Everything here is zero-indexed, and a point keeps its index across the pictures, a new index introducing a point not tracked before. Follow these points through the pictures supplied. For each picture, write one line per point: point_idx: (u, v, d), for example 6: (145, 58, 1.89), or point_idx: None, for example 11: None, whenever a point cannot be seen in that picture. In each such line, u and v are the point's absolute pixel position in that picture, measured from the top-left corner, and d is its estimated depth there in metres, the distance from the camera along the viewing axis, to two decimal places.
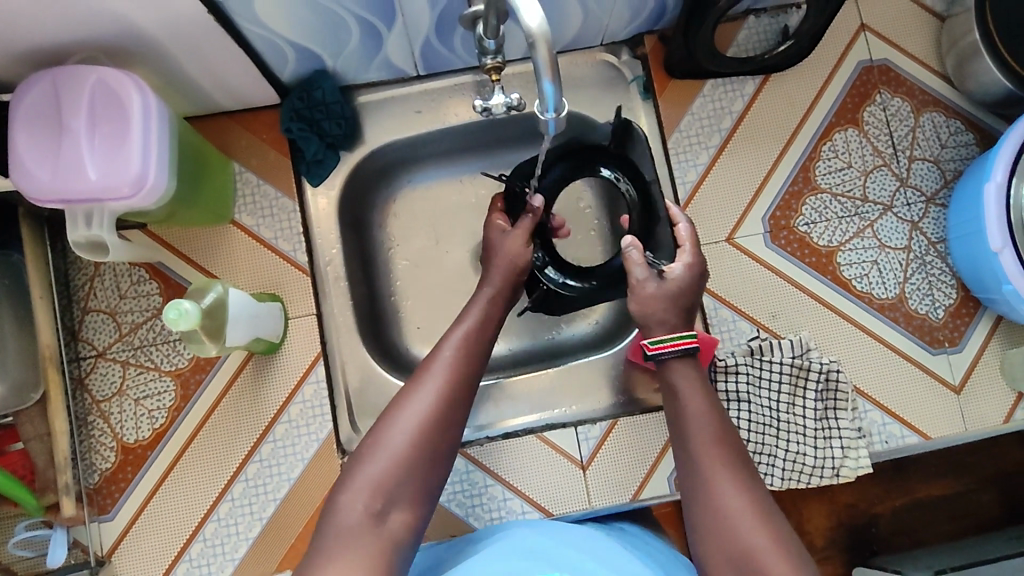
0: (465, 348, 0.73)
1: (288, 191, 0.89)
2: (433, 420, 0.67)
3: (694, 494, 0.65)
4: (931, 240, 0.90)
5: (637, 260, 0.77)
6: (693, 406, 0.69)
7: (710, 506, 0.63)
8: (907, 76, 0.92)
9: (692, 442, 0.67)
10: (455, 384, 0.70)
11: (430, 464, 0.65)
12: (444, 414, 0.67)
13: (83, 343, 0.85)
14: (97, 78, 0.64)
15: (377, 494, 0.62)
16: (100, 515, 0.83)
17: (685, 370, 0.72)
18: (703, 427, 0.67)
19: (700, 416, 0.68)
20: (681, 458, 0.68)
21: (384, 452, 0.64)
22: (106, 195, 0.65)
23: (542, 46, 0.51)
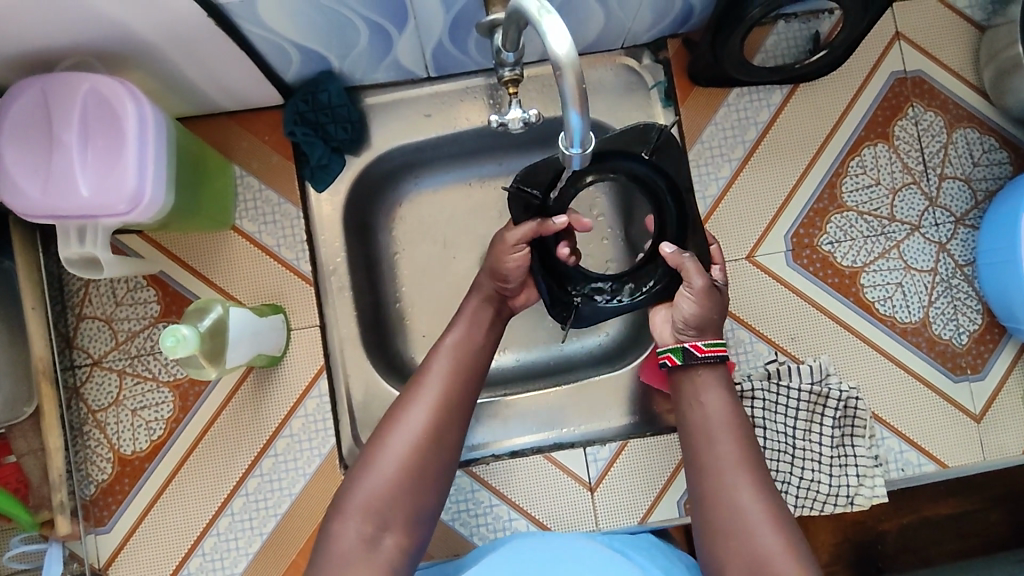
0: (458, 360, 0.70)
1: (292, 197, 0.85)
2: (426, 441, 0.66)
3: (719, 529, 0.63)
4: (958, 262, 0.87)
5: (698, 270, 0.69)
6: (716, 428, 0.67)
7: (739, 544, 0.61)
8: (941, 89, 0.88)
9: (716, 469, 0.65)
10: (449, 399, 0.68)
11: (424, 486, 0.65)
12: (437, 433, 0.66)
13: (79, 351, 0.82)
14: (90, 87, 0.61)
15: (371, 519, 0.62)
16: (97, 527, 0.81)
17: (713, 377, 0.69)
18: (731, 456, 0.65)
19: (724, 439, 0.66)
20: (702, 485, 0.65)
21: (377, 473, 0.64)
22: (100, 212, 0.62)
23: (570, 76, 0.47)
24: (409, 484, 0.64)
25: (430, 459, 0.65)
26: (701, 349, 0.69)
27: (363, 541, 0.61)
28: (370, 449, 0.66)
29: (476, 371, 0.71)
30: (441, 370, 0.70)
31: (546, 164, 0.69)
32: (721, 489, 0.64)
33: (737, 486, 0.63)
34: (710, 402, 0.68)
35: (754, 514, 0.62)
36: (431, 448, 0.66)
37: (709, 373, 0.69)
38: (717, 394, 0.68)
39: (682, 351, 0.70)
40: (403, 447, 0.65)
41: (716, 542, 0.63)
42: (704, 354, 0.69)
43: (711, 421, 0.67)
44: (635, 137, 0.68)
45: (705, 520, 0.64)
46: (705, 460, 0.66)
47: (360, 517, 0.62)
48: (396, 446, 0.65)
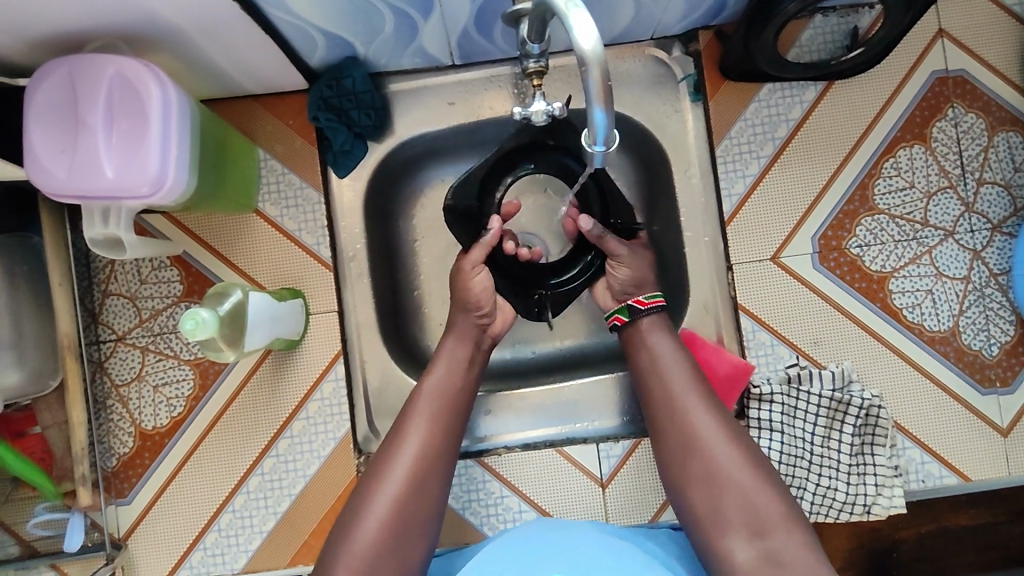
0: (441, 401, 0.71)
1: (314, 182, 0.86)
2: (418, 475, 0.67)
3: (686, 456, 0.67)
4: (992, 271, 0.84)
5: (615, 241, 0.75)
6: (670, 370, 0.72)
7: (703, 462, 0.66)
8: (984, 89, 0.85)
9: (677, 402, 0.70)
10: (433, 441, 0.69)
11: (414, 528, 0.65)
12: (427, 467, 0.67)
13: (103, 326, 0.84)
14: (115, 70, 0.61)
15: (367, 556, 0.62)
16: (118, 499, 0.83)
17: (658, 323, 0.76)
18: (686, 387, 0.70)
19: (679, 380, 0.71)
20: (662, 419, 0.70)
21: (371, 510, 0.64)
22: (123, 193, 0.63)
23: (596, 72, 0.47)
24: (402, 520, 0.65)
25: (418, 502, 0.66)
26: (642, 303, 0.76)
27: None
28: (364, 490, 0.67)
29: (463, 405, 0.73)
30: (427, 406, 0.71)
31: (466, 179, 0.76)
32: (681, 418, 0.69)
33: (697, 412, 0.69)
34: (660, 348, 0.74)
35: (717, 441, 0.67)
36: (420, 482, 0.67)
37: (653, 322, 0.75)
38: (664, 334, 0.75)
39: (628, 309, 0.76)
40: (394, 483, 0.66)
41: (682, 467, 0.67)
42: (646, 307, 0.75)
43: (667, 361, 0.72)
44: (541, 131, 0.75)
45: (671, 450, 0.69)
46: (675, 436, 0.69)
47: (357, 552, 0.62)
48: (387, 483, 0.66)
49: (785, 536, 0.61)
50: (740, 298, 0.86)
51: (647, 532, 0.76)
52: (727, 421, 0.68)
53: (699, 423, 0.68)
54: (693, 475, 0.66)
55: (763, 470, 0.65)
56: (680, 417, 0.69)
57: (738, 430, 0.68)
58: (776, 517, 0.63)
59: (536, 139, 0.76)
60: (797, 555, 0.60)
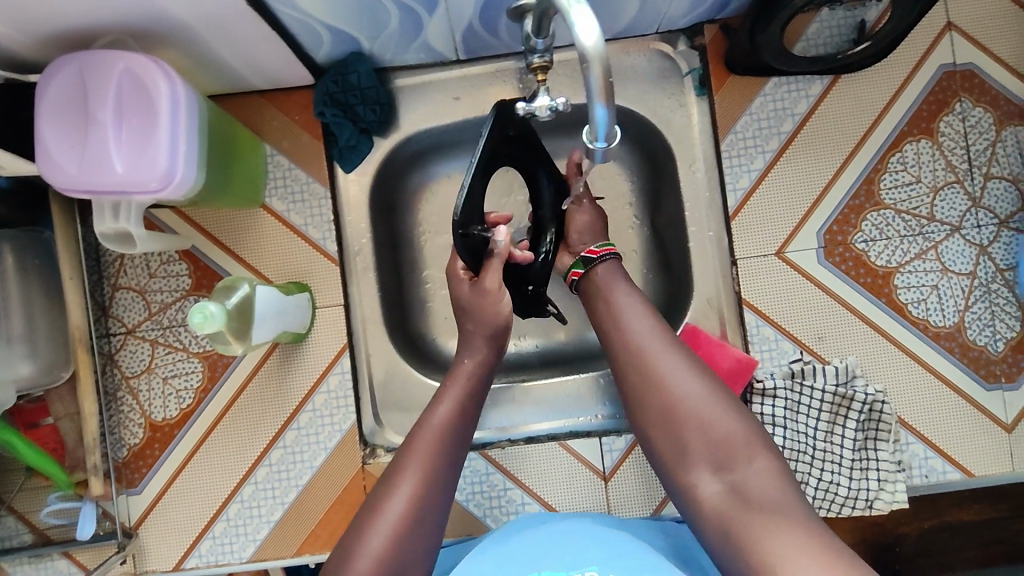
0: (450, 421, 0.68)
1: (320, 176, 0.86)
2: (422, 497, 0.63)
3: (648, 400, 0.65)
4: (999, 267, 0.84)
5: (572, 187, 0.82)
6: (629, 317, 0.70)
7: (661, 398, 0.64)
8: (992, 83, 0.84)
9: (634, 345, 0.68)
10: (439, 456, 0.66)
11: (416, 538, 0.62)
12: (429, 488, 0.64)
13: (113, 319, 0.85)
14: (124, 66, 0.62)
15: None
16: (129, 488, 0.85)
17: (612, 270, 0.76)
18: (646, 331, 0.68)
19: (639, 326, 0.69)
20: (621, 364, 0.68)
21: (375, 531, 0.61)
22: (133, 189, 0.64)
23: (597, 69, 0.47)
24: (407, 543, 0.61)
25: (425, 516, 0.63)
26: (594, 253, 0.77)
27: None
28: (372, 505, 0.64)
29: (467, 432, 0.70)
30: (434, 422, 0.68)
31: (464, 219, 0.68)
32: (640, 359, 0.67)
33: (655, 353, 0.66)
34: (619, 298, 0.72)
35: (679, 381, 0.64)
36: (422, 504, 0.63)
37: (608, 269, 0.76)
38: (621, 284, 0.74)
39: (582, 262, 0.77)
40: (401, 500, 0.63)
41: (645, 412, 0.65)
42: (601, 255, 0.76)
43: (625, 308, 0.71)
44: (501, 122, 0.69)
45: (635, 400, 0.66)
46: (637, 382, 0.66)
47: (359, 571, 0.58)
48: (393, 500, 0.63)
49: (751, 468, 0.59)
50: (744, 293, 0.86)
51: (650, 522, 0.77)
52: (692, 362, 0.66)
53: (659, 365, 0.66)
54: (656, 420, 0.64)
55: (730, 406, 0.63)
56: (640, 361, 0.67)
57: (707, 370, 0.66)
58: (744, 449, 0.60)
59: (500, 132, 0.70)
60: (765, 488, 0.58)
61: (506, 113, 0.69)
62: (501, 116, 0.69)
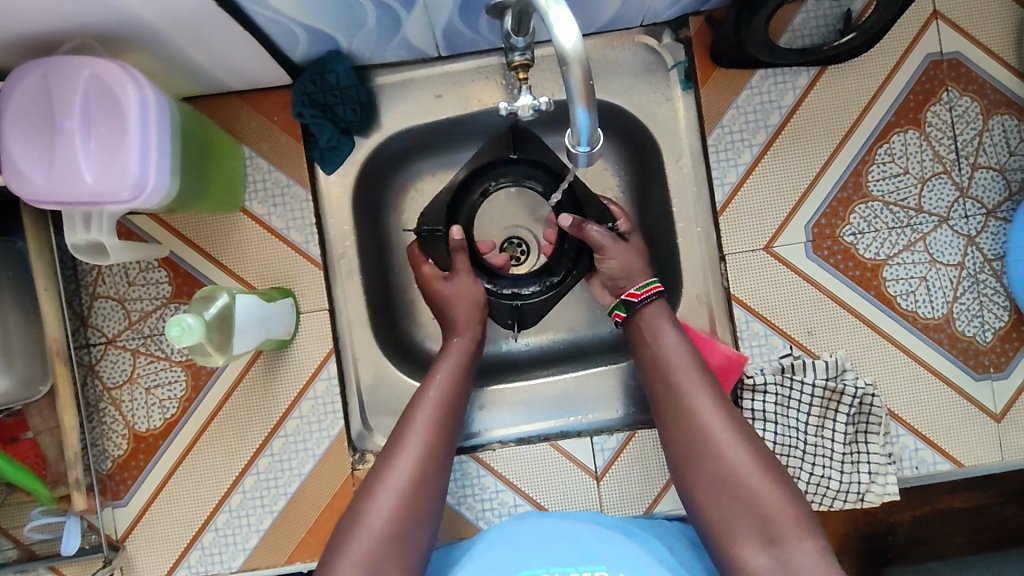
0: (447, 391, 0.73)
1: (300, 179, 0.84)
2: (424, 468, 0.67)
3: (691, 452, 0.65)
4: (987, 257, 0.83)
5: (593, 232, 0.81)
6: (679, 368, 0.70)
7: (710, 460, 0.64)
8: (979, 72, 0.83)
9: (684, 404, 0.68)
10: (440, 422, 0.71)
11: (422, 504, 0.65)
12: (431, 461, 0.67)
13: (93, 329, 0.83)
14: (91, 72, 0.60)
15: (365, 565, 0.60)
16: (115, 501, 0.83)
17: (661, 320, 0.75)
18: (698, 388, 0.68)
19: (687, 378, 0.70)
20: (672, 422, 0.68)
21: (382, 493, 0.64)
22: (104, 200, 0.62)
23: (576, 71, 0.46)
24: (412, 505, 0.65)
25: (429, 481, 0.67)
26: (635, 295, 0.77)
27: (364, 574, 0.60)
28: (378, 469, 0.67)
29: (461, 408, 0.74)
30: (436, 395, 0.72)
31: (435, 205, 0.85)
32: (692, 420, 0.67)
33: (705, 414, 0.66)
34: (669, 346, 0.72)
35: (723, 438, 0.65)
36: (422, 473, 0.66)
37: (654, 317, 0.75)
38: (670, 329, 0.74)
39: (623, 304, 0.77)
40: (407, 464, 0.67)
41: (687, 464, 0.66)
42: (641, 298, 0.76)
43: (673, 357, 0.71)
44: (504, 144, 0.84)
45: (677, 451, 0.67)
46: (688, 441, 0.66)
47: (360, 546, 0.61)
48: (399, 462, 0.66)
49: (799, 545, 0.58)
50: (733, 288, 0.85)
51: (644, 521, 0.77)
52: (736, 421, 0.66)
53: (709, 425, 0.66)
54: (703, 483, 0.64)
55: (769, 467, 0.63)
56: (685, 412, 0.68)
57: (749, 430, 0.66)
58: (778, 516, 0.60)
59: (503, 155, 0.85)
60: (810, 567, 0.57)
61: (510, 136, 0.84)
62: (505, 138, 0.84)
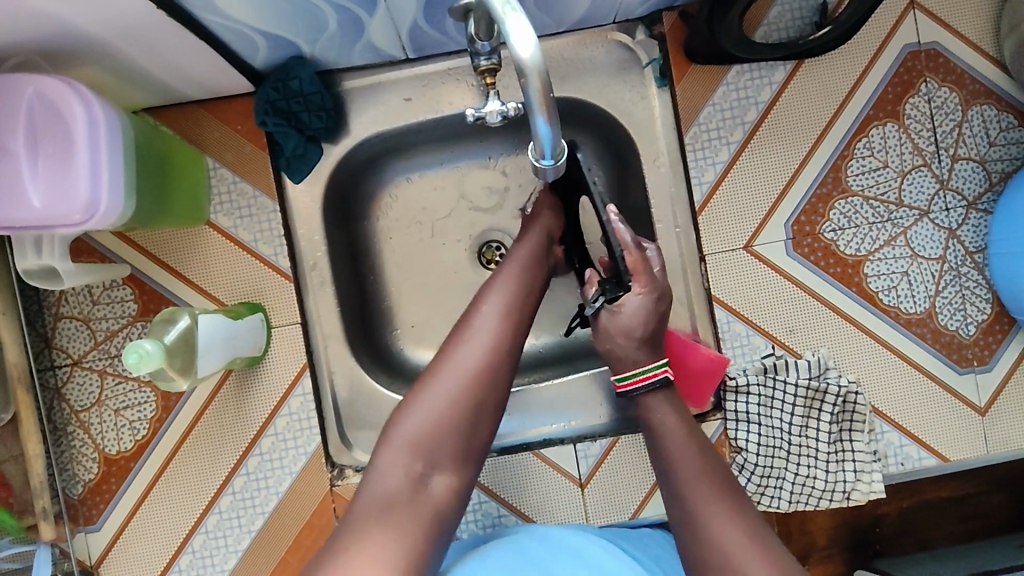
0: (523, 278, 0.69)
1: (267, 189, 0.82)
2: (495, 352, 0.62)
3: (707, 566, 0.58)
4: (968, 249, 0.82)
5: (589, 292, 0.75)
6: (684, 469, 0.63)
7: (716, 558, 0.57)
8: (957, 61, 0.82)
9: (688, 500, 0.61)
10: (515, 307, 0.66)
11: (492, 386, 0.61)
12: (502, 349, 0.63)
13: (58, 351, 0.80)
14: (35, 90, 0.57)
15: (420, 452, 0.57)
16: (87, 526, 0.81)
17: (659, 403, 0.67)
18: (701, 476, 0.62)
19: (695, 481, 0.62)
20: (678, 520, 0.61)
21: (449, 370, 0.60)
22: (54, 223, 0.59)
23: (535, 82, 0.44)
24: (485, 380, 0.60)
25: (502, 362, 0.62)
26: (620, 387, 0.70)
27: (411, 477, 0.56)
28: (447, 346, 0.63)
29: (535, 304, 0.68)
30: (506, 285, 0.67)
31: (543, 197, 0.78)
32: (698, 514, 0.60)
33: (714, 510, 0.59)
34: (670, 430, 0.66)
35: (736, 544, 0.57)
36: (491, 362, 0.61)
37: (652, 403, 0.68)
38: (677, 423, 0.66)
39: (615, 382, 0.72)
40: (480, 342, 0.62)
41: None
42: (625, 390, 0.69)
43: (679, 457, 0.64)
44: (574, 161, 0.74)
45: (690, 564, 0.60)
46: (695, 538, 0.59)
47: (415, 431, 0.58)
48: (471, 340, 0.62)
49: None
50: (713, 289, 0.84)
51: (625, 532, 0.76)
52: (749, 525, 0.59)
53: (715, 520, 0.59)
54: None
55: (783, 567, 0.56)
56: (691, 511, 0.60)
57: (767, 541, 0.58)
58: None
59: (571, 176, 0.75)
60: None
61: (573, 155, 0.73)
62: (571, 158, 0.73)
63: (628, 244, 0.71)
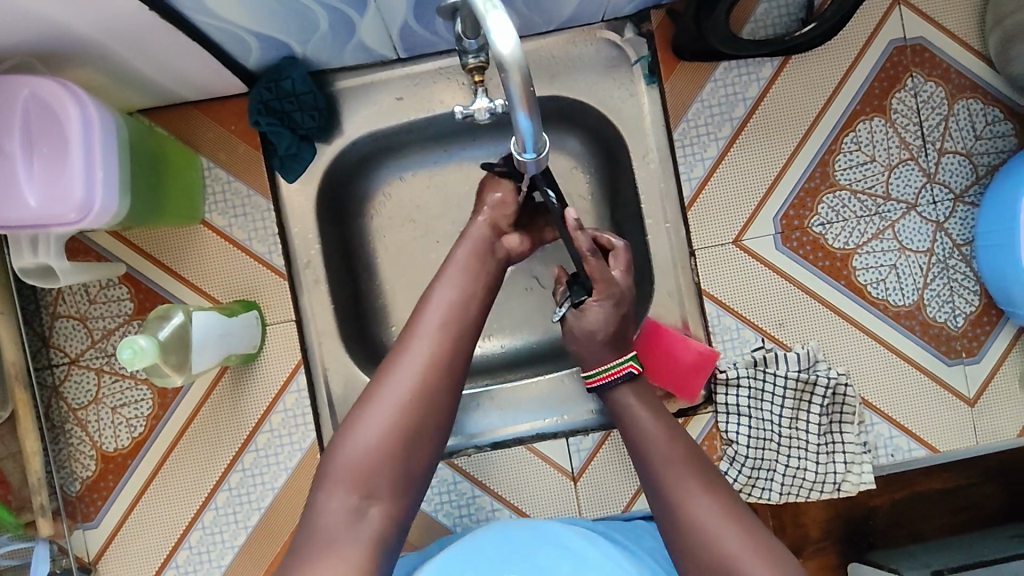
0: (462, 291, 0.67)
1: (261, 188, 0.83)
2: (429, 376, 0.61)
3: (683, 535, 0.59)
4: (955, 242, 0.83)
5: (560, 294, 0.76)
6: (656, 447, 0.65)
7: (691, 528, 0.59)
8: (943, 56, 0.83)
9: (662, 474, 0.63)
10: (453, 325, 0.65)
11: (428, 412, 0.60)
12: (438, 367, 0.62)
13: (55, 350, 0.81)
14: (30, 92, 0.58)
15: (356, 484, 0.57)
16: (85, 523, 0.82)
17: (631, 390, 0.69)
18: (673, 452, 0.64)
19: (667, 457, 0.64)
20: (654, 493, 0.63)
21: (382, 400, 0.60)
22: (50, 222, 0.60)
23: (516, 77, 0.45)
24: (421, 407, 0.60)
25: (438, 385, 0.61)
26: (590, 384, 0.71)
27: (349, 511, 0.56)
28: (383, 372, 0.62)
29: (477, 312, 0.67)
30: (443, 302, 0.66)
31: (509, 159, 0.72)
32: (672, 487, 0.62)
33: (689, 483, 0.61)
34: (640, 414, 0.68)
35: (712, 514, 0.59)
36: (427, 388, 0.61)
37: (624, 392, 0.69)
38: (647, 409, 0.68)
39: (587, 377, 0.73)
40: (413, 367, 0.61)
41: (677, 544, 0.60)
42: (594, 386, 0.71)
43: (649, 437, 0.66)
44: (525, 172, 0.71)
45: (671, 545, 0.61)
46: (670, 509, 0.61)
47: (353, 458, 0.58)
48: (404, 366, 0.61)
49: None
50: (703, 284, 0.84)
51: (618, 524, 0.77)
52: (723, 497, 0.61)
53: (690, 491, 0.61)
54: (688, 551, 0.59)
55: (758, 535, 0.58)
56: (665, 484, 0.62)
57: (742, 512, 0.60)
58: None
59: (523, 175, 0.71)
60: None
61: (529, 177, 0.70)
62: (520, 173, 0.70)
63: (585, 251, 0.70)
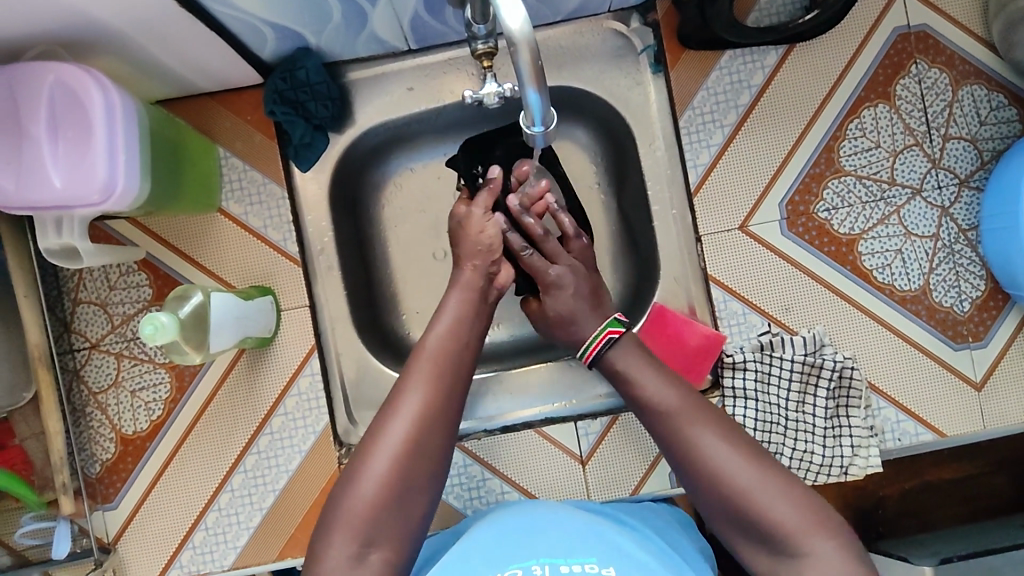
0: (451, 339, 0.68)
1: (276, 177, 0.85)
2: (424, 425, 0.61)
3: (698, 471, 0.61)
4: (961, 227, 0.84)
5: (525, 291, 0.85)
6: (659, 399, 0.66)
7: (702, 465, 0.61)
8: (947, 43, 0.84)
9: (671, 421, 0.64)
10: (443, 373, 0.65)
11: (425, 460, 0.60)
12: (434, 417, 0.62)
13: (76, 335, 0.84)
14: (55, 77, 0.60)
15: (358, 533, 0.57)
16: (104, 504, 0.84)
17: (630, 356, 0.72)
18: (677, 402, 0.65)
19: (673, 405, 0.65)
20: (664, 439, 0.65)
21: (379, 453, 0.59)
22: (73, 203, 0.62)
23: (524, 53, 0.47)
24: (417, 457, 0.60)
25: (433, 434, 0.61)
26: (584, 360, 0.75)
27: (350, 558, 0.56)
28: (376, 423, 0.62)
29: (468, 362, 0.68)
30: (433, 351, 0.66)
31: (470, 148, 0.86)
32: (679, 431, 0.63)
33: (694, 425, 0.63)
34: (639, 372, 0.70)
35: (722, 451, 0.61)
36: (422, 437, 0.61)
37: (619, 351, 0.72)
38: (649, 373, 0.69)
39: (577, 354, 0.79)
40: (408, 417, 0.61)
41: (695, 481, 0.61)
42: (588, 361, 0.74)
43: (657, 397, 0.67)
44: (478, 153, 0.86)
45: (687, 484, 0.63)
46: (680, 449, 0.63)
47: (353, 507, 0.57)
48: (399, 416, 0.61)
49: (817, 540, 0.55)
50: (709, 268, 0.86)
51: (625, 505, 0.78)
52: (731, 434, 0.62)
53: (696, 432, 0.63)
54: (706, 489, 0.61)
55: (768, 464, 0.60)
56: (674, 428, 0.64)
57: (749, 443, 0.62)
58: (807, 542, 0.56)
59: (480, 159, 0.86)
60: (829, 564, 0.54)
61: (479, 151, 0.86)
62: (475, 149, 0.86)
63: (520, 248, 0.78)
